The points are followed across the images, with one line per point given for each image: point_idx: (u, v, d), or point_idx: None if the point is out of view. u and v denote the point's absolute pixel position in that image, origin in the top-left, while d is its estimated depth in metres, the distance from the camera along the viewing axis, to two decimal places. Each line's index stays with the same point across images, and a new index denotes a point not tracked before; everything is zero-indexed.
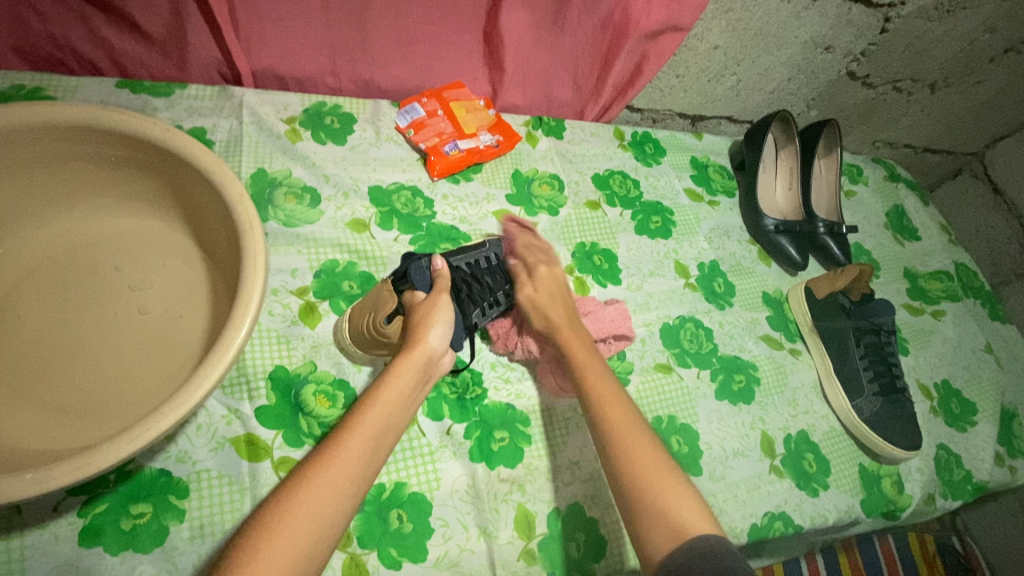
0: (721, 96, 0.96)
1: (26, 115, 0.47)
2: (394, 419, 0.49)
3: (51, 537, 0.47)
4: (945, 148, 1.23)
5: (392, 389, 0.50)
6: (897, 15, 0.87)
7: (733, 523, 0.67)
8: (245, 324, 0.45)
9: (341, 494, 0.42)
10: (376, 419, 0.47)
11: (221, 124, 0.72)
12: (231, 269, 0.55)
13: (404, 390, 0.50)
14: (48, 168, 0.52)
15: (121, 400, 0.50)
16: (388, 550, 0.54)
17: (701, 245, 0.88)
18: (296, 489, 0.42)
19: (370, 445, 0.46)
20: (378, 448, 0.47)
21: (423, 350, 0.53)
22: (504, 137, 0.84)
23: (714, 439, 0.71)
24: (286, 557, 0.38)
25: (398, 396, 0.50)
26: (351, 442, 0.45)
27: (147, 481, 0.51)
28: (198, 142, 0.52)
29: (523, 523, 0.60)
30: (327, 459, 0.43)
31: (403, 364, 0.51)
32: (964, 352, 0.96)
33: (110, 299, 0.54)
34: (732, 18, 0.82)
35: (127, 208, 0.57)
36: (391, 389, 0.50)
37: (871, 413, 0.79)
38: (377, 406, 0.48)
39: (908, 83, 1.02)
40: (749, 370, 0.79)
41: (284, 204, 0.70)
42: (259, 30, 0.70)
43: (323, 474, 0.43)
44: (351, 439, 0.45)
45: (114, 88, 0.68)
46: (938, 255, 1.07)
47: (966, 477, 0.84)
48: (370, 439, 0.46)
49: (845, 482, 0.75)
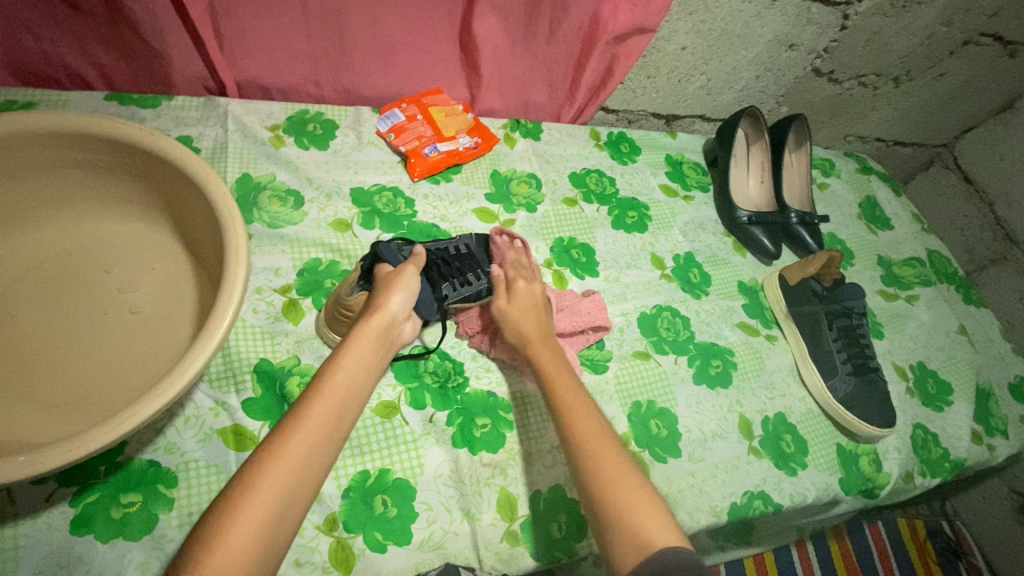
0: (693, 95, 1.00)
1: (19, 123, 0.50)
2: (360, 383, 0.50)
3: (44, 526, 0.49)
4: (916, 141, 1.27)
5: (354, 357, 0.51)
6: (855, 12, 0.90)
7: (713, 502, 0.69)
8: (229, 309, 0.48)
9: (312, 455, 0.44)
10: (341, 382, 0.49)
11: (207, 133, 0.75)
12: (216, 266, 0.57)
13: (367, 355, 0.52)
14: (40, 176, 0.55)
15: (110, 394, 0.51)
16: (373, 534, 0.56)
17: (676, 238, 0.91)
18: (267, 453, 0.43)
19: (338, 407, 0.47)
20: (346, 409, 0.48)
21: (382, 316, 0.55)
22: (483, 140, 0.87)
23: (693, 422, 0.73)
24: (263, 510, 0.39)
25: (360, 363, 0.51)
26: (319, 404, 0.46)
27: (137, 471, 0.53)
28: (182, 146, 0.54)
29: (505, 506, 0.61)
30: (293, 425, 0.44)
31: (363, 331, 0.53)
32: (939, 335, 0.98)
33: (99, 299, 0.56)
34: (697, 20, 0.85)
35: (116, 213, 0.60)
36: (353, 354, 0.51)
37: (846, 392, 0.81)
38: (341, 369, 0.50)
39: (872, 78, 1.06)
40: (726, 355, 0.81)
41: (268, 207, 0.72)
42: (240, 43, 0.72)
43: (293, 432, 0.44)
44: (318, 400, 0.47)
45: (103, 101, 0.71)
46: (910, 242, 1.10)
47: (944, 455, 0.86)
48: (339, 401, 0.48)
49: (823, 461, 0.77)
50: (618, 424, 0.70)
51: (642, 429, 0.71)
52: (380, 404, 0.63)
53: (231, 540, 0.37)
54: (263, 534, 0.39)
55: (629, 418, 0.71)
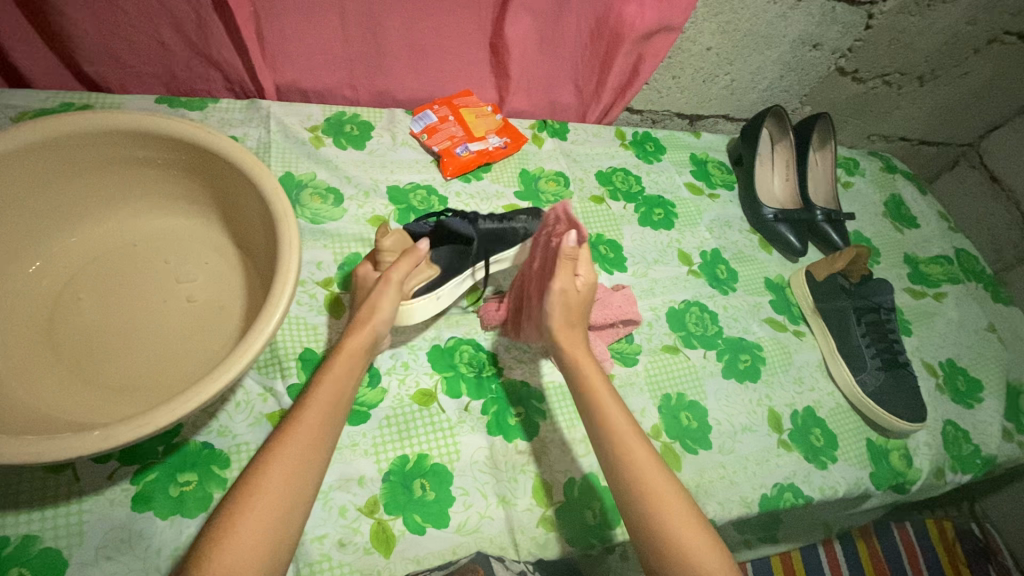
0: (716, 95, 1.02)
1: (89, 123, 0.53)
2: (347, 395, 0.52)
3: (107, 502, 0.52)
4: (940, 140, 1.27)
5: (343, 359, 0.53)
6: (879, 11, 0.91)
7: (743, 493, 0.69)
8: (282, 300, 0.50)
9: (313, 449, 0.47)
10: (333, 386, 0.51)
11: (251, 133, 0.78)
12: (265, 258, 0.59)
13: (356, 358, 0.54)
14: (101, 174, 0.58)
15: (168, 378, 0.54)
16: (412, 516, 0.58)
17: (702, 235, 0.92)
18: (270, 451, 0.46)
19: (324, 421, 0.49)
20: (335, 421, 0.50)
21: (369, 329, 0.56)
22: (512, 139, 0.89)
23: (722, 415, 0.74)
24: (271, 501, 0.44)
25: (345, 377, 0.53)
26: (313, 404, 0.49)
27: (192, 452, 0.56)
28: (235, 143, 0.57)
29: (541, 492, 0.63)
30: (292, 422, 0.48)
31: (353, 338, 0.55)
32: (968, 332, 0.98)
33: (158, 288, 0.59)
34: (722, 21, 0.87)
35: (171, 209, 0.63)
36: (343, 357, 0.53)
37: (876, 386, 0.81)
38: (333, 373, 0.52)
39: (897, 76, 1.06)
40: (754, 350, 0.82)
41: (310, 204, 0.75)
42: (283, 50, 0.76)
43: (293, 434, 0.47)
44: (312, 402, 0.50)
45: (154, 104, 0.76)
46: (937, 240, 1.10)
47: (975, 452, 0.86)
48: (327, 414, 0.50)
49: (853, 455, 0.77)
50: (648, 415, 0.71)
51: (673, 421, 0.72)
52: (418, 392, 0.65)
53: (256, 512, 0.43)
54: (287, 506, 0.44)
55: (659, 410, 0.72)
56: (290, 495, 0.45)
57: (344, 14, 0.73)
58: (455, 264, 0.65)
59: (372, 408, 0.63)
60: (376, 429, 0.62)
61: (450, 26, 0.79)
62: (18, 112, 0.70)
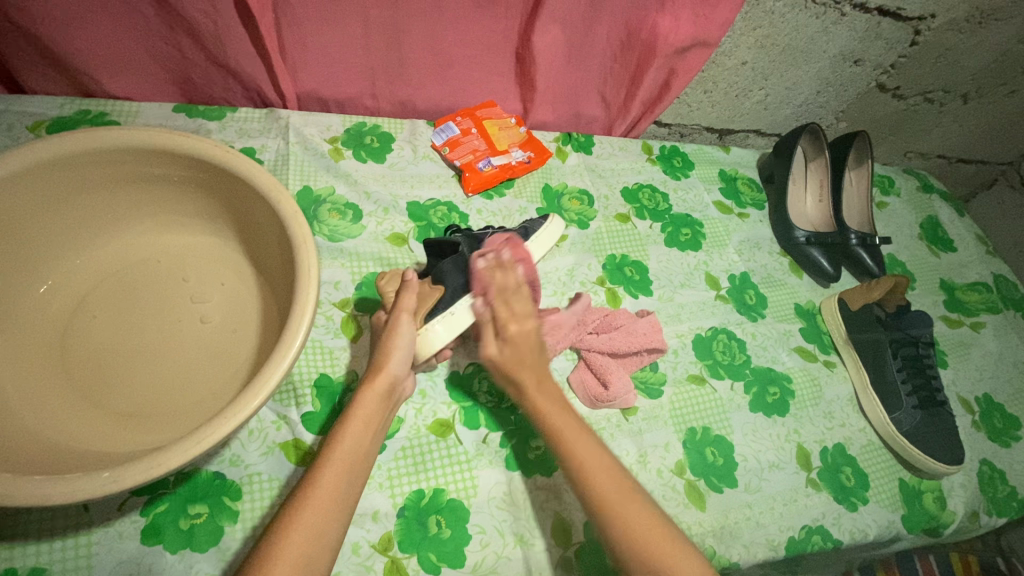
0: (749, 110, 0.98)
1: (104, 140, 0.51)
2: (365, 450, 0.51)
3: (116, 535, 0.50)
4: (980, 159, 1.22)
5: (357, 419, 0.51)
6: (927, 27, 0.87)
7: (770, 536, 0.67)
8: (301, 331, 0.48)
9: (328, 514, 0.46)
10: (346, 450, 0.49)
11: (269, 144, 0.76)
12: (282, 282, 0.57)
13: (370, 417, 0.52)
14: (116, 189, 0.56)
15: (179, 406, 0.52)
16: (428, 555, 0.56)
17: (731, 257, 0.89)
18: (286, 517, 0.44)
19: (341, 485, 0.47)
20: (352, 484, 0.48)
21: (385, 377, 0.54)
22: (536, 154, 0.86)
23: (749, 451, 0.71)
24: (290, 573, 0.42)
25: (359, 438, 0.50)
26: (328, 469, 0.47)
27: (204, 482, 0.54)
28: (253, 162, 0.55)
29: (560, 532, 0.60)
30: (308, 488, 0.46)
31: (367, 393, 0.53)
32: (1006, 365, 0.94)
33: (173, 309, 0.57)
34: (760, 35, 0.83)
35: (186, 226, 0.61)
36: (357, 418, 0.51)
37: (911, 426, 0.78)
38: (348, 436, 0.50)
39: (940, 94, 1.01)
40: (783, 382, 0.78)
41: (328, 219, 0.73)
42: (305, 60, 0.73)
43: (308, 500, 0.45)
44: (327, 466, 0.48)
45: (172, 112, 0.74)
46: (975, 266, 1.05)
47: (1011, 494, 0.82)
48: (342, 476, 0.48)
49: (884, 497, 0.74)
50: (672, 451, 0.68)
51: (697, 457, 0.69)
52: (435, 422, 0.63)
53: None
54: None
55: (683, 445, 0.69)
56: (307, 567, 0.43)
57: (367, 23, 0.70)
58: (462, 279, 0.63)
59: (387, 438, 0.61)
60: (392, 461, 0.60)
61: (477, 37, 0.76)
62: (34, 120, 0.68)
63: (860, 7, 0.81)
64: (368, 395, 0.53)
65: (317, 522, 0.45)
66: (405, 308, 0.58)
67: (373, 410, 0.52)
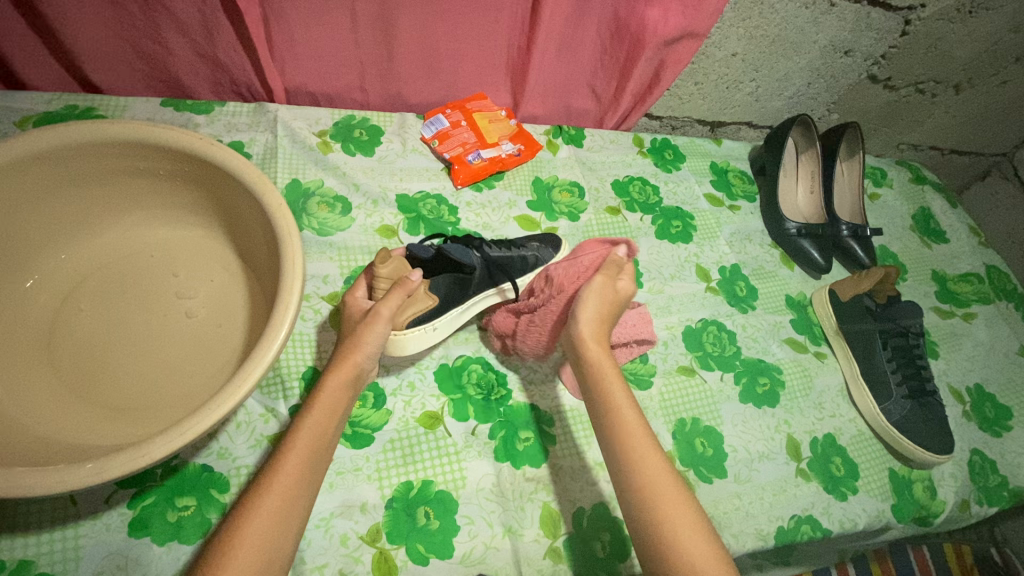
0: (740, 102, 0.98)
1: (90, 133, 0.51)
2: (331, 438, 0.51)
3: (103, 527, 0.50)
4: (973, 150, 1.22)
5: (321, 405, 0.51)
6: (917, 17, 0.87)
7: (759, 526, 0.67)
8: (285, 322, 0.48)
9: (293, 499, 0.46)
10: (311, 437, 0.49)
11: (258, 138, 0.76)
12: (269, 276, 0.57)
13: (336, 406, 0.52)
14: (103, 183, 0.56)
15: (165, 400, 0.52)
16: (416, 546, 0.56)
17: (722, 249, 0.89)
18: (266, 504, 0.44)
19: (307, 470, 0.48)
20: (315, 467, 0.48)
21: (352, 365, 0.53)
22: (526, 146, 0.86)
23: (739, 441, 0.71)
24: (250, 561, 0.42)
25: (324, 422, 0.50)
26: (291, 456, 0.47)
27: (191, 475, 0.54)
28: (239, 156, 0.55)
29: (549, 523, 0.60)
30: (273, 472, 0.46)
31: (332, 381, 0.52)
32: (997, 355, 0.94)
33: (159, 303, 0.57)
34: (750, 26, 0.82)
35: (173, 220, 0.61)
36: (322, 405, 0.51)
37: (900, 416, 0.78)
38: (312, 423, 0.50)
39: (931, 85, 1.01)
40: (774, 373, 0.78)
41: (317, 213, 0.73)
42: (293, 55, 0.73)
43: (272, 486, 0.45)
44: (291, 453, 0.47)
45: (160, 107, 0.74)
46: (967, 257, 1.05)
47: (1002, 484, 0.83)
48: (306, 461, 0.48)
49: (874, 486, 0.74)
50: (662, 442, 0.68)
51: (687, 447, 0.69)
52: (423, 415, 0.63)
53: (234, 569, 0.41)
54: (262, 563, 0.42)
55: (673, 436, 0.69)
56: (270, 553, 0.43)
57: (356, 17, 0.70)
58: (455, 294, 0.64)
59: (375, 431, 0.61)
60: (380, 453, 0.60)
61: (467, 31, 0.76)
62: (21, 116, 0.68)
63: None
64: (335, 380, 0.52)
65: (280, 508, 0.45)
66: (387, 308, 0.56)
67: (337, 397, 0.52)
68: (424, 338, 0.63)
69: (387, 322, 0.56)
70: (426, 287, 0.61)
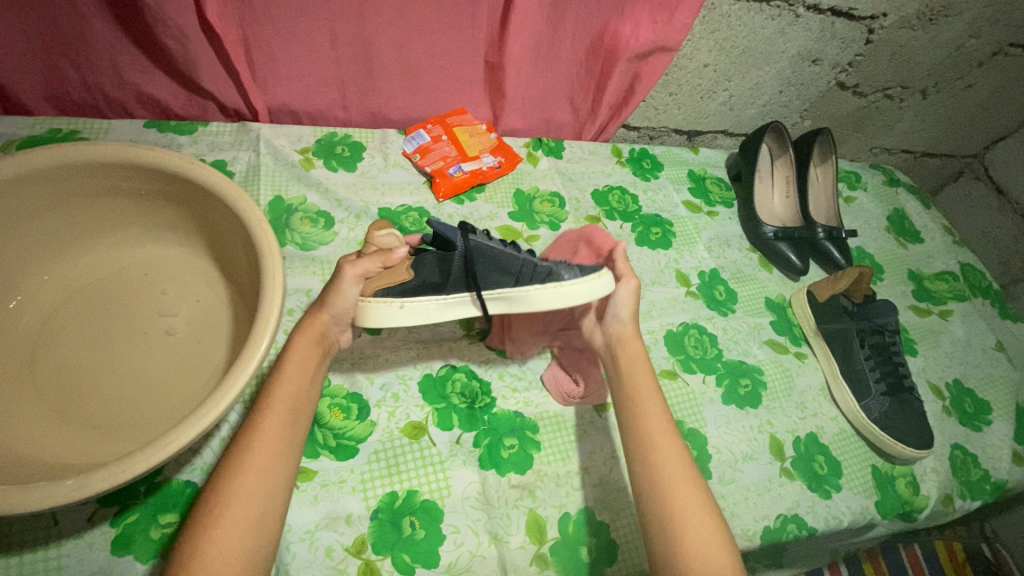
0: (714, 111, 1.00)
1: (73, 155, 0.52)
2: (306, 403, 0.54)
3: (86, 546, 0.50)
4: (944, 152, 1.26)
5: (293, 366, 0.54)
6: (880, 26, 0.90)
7: (745, 526, 0.67)
8: (265, 335, 0.48)
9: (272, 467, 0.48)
10: (285, 399, 0.52)
11: (240, 156, 0.77)
12: (250, 289, 0.58)
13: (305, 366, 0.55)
14: (84, 205, 0.57)
15: (147, 416, 0.52)
16: (401, 556, 0.56)
17: (701, 254, 0.90)
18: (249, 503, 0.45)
19: (286, 435, 0.50)
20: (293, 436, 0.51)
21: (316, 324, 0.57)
22: (506, 159, 0.88)
23: (723, 443, 0.72)
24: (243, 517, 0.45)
25: (296, 391, 0.53)
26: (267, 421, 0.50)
27: (175, 491, 0.54)
28: (220, 174, 0.56)
29: (534, 528, 0.61)
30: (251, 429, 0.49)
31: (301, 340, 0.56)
32: (975, 351, 0.96)
33: (142, 322, 0.57)
34: (719, 38, 0.85)
35: (155, 238, 0.62)
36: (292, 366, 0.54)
37: (880, 412, 0.79)
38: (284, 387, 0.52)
39: (898, 90, 1.05)
40: (755, 374, 0.80)
41: (300, 228, 0.74)
42: (273, 75, 0.75)
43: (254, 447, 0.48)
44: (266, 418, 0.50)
45: (142, 128, 0.75)
46: (942, 256, 1.07)
47: (984, 477, 0.84)
48: (276, 450, 0.49)
49: (858, 484, 0.75)
50: None
51: None
52: (407, 425, 0.64)
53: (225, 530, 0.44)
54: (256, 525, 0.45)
55: None
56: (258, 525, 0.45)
57: (335, 35, 0.72)
58: (434, 279, 0.61)
59: (360, 442, 0.61)
60: (364, 464, 0.60)
61: (445, 48, 0.77)
62: (5, 140, 0.68)
63: (813, 8, 0.84)
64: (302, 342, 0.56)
65: (264, 481, 0.47)
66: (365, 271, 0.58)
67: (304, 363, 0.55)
68: (391, 316, 0.59)
69: (354, 285, 0.57)
70: (408, 264, 0.60)
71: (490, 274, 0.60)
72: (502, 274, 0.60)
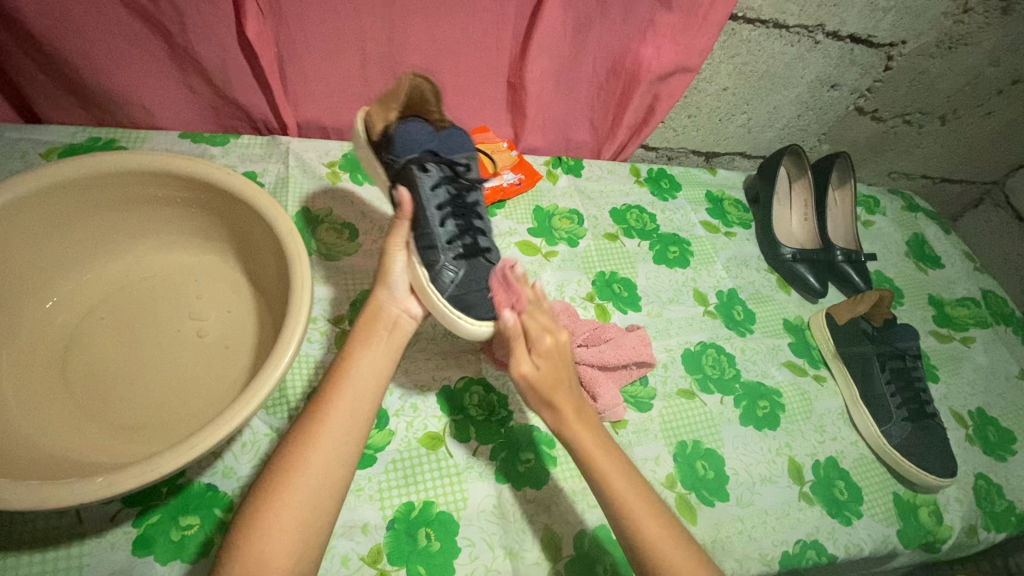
0: (733, 133, 1.01)
1: (117, 162, 0.54)
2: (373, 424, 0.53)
3: (108, 545, 0.51)
4: (964, 179, 1.25)
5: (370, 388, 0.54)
6: (899, 53, 0.91)
7: (763, 550, 0.66)
8: (292, 342, 0.49)
9: (335, 489, 0.46)
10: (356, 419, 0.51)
11: (270, 168, 0.79)
12: (277, 298, 0.59)
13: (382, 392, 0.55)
14: (123, 211, 0.59)
15: (174, 418, 0.53)
16: (416, 568, 0.55)
17: (719, 274, 0.91)
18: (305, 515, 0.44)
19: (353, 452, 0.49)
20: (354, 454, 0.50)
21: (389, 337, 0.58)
22: (526, 176, 0.90)
23: (740, 464, 0.71)
24: (307, 535, 0.44)
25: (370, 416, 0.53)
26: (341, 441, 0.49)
27: (196, 493, 0.55)
28: (253, 184, 0.57)
29: (549, 544, 0.60)
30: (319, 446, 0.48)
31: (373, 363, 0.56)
32: (998, 379, 0.94)
33: (171, 326, 0.59)
34: (739, 62, 0.87)
35: (188, 245, 0.64)
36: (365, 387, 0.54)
37: (901, 439, 0.78)
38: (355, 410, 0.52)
39: (918, 116, 1.05)
40: (773, 396, 0.79)
41: (325, 238, 0.76)
42: (304, 92, 0.77)
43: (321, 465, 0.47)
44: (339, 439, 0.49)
45: (178, 138, 0.77)
46: (963, 282, 1.06)
47: (1009, 509, 0.82)
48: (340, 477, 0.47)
49: (879, 511, 0.73)
50: (662, 463, 0.69)
51: (688, 470, 0.69)
52: (425, 436, 0.64)
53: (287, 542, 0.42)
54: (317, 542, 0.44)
55: (674, 458, 0.69)
56: (314, 538, 0.44)
57: (366, 55, 0.74)
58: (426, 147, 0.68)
59: (378, 451, 0.62)
60: (382, 473, 0.60)
61: (470, 70, 0.80)
62: (48, 147, 0.71)
63: (833, 35, 0.85)
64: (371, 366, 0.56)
65: (321, 500, 0.45)
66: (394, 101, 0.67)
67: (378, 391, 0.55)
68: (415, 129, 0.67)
69: (399, 249, 0.63)
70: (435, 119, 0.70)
71: (450, 200, 0.67)
72: (416, 220, 0.65)
